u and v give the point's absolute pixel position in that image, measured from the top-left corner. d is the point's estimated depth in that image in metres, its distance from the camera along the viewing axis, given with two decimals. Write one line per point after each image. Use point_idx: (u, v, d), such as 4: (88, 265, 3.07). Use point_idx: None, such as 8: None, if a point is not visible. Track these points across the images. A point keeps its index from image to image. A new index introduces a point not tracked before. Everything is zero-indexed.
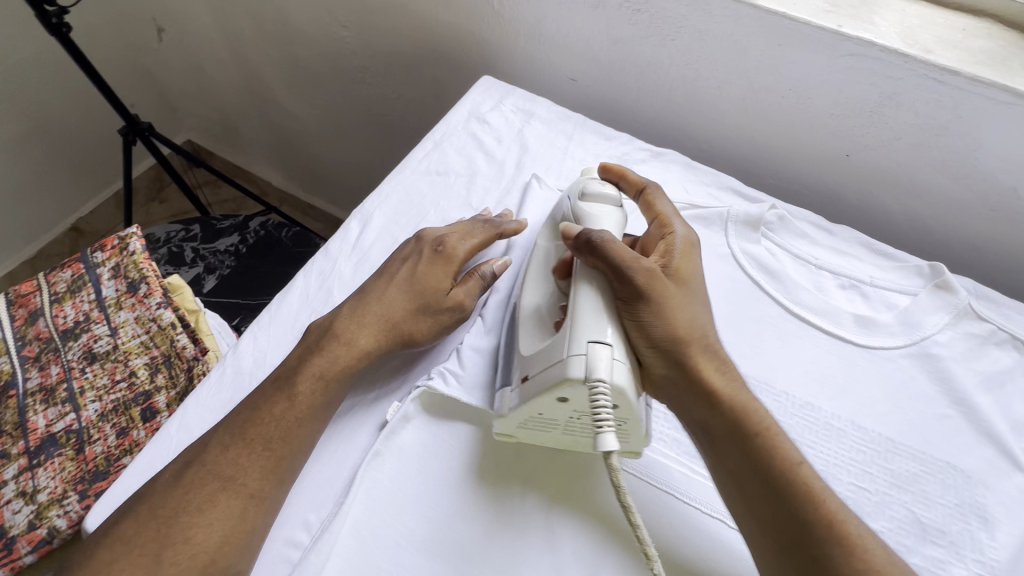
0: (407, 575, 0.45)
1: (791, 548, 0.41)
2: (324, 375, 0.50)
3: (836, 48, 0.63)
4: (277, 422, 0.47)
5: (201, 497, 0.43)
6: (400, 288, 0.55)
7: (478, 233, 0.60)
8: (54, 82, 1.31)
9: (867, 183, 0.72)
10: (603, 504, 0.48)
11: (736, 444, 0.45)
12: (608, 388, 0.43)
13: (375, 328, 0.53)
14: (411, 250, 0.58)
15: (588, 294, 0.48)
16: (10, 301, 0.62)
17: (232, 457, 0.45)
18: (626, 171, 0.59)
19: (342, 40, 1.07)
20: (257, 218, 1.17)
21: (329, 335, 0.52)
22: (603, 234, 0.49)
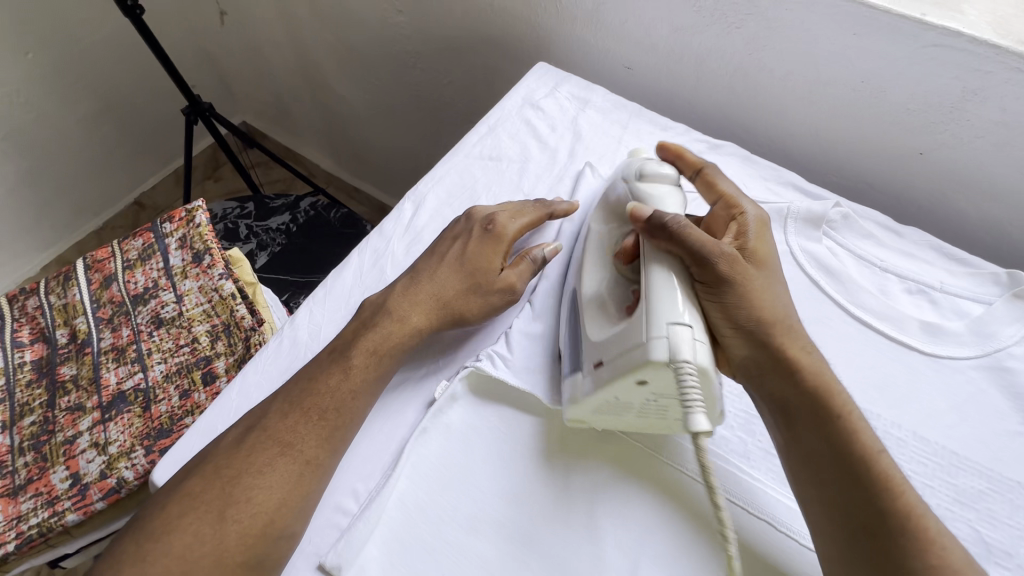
0: (451, 550, 0.46)
1: (860, 532, 0.42)
2: (378, 350, 0.51)
3: (918, 39, 0.59)
4: (333, 394, 0.49)
5: (262, 459, 0.45)
6: (452, 263, 0.57)
7: (529, 212, 0.60)
8: (125, 61, 1.38)
9: (941, 183, 0.68)
10: (676, 481, 0.49)
11: (817, 425, 0.46)
12: (693, 368, 0.43)
13: (428, 305, 0.55)
14: (462, 229, 0.59)
15: (664, 275, 0.47)
16: (87, 266, 0.66)
17: (291, 423, 0.47)
18: (682, 150, 0.60)
19: (397, 25, 1.08)
20: (308, 199, 1.21)
21: (384, 311, 0.54)
22: (678, 218, 0.48)
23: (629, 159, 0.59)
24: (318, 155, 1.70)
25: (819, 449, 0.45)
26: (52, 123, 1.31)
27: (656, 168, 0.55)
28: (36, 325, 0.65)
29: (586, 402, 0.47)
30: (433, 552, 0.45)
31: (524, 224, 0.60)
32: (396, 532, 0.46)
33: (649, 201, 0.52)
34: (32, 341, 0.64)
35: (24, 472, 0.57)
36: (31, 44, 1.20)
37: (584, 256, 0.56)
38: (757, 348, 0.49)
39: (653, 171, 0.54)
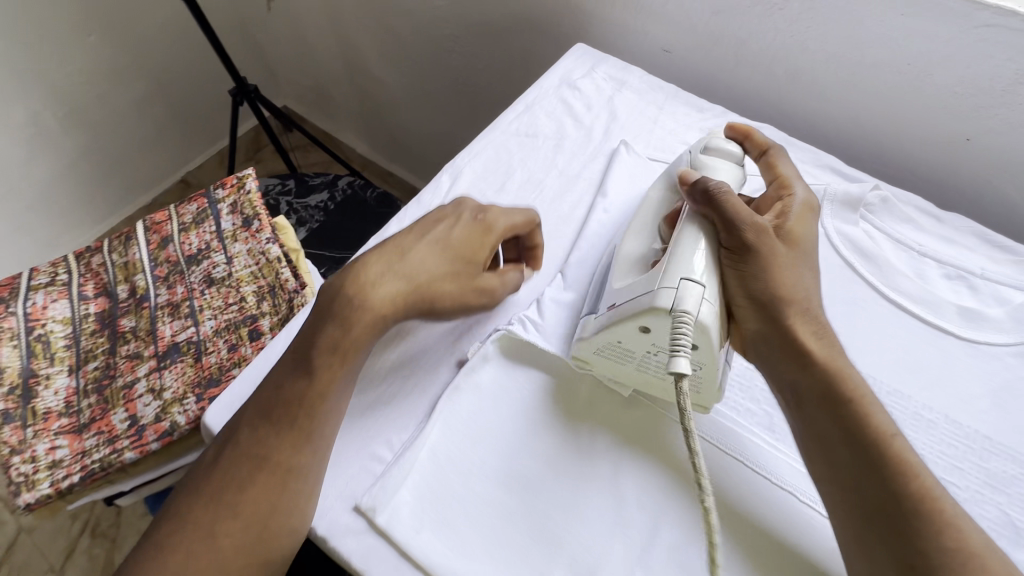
0: (478, 500, 0.48)
1: (874, 515, 0.42)
2: (341, 348, 0.48)
3: (970, 19, 0.58)
4: (299, 402, 0.47)
5: (238, 476, 0.46)
6: (431, 245, 0.52)
7: (519, 215, 0.56)
8: (177, 44, 1.45)
9: (988, 170, 0.67)
10: (669, 451, 0.50)
11: (828, 407, 0.45)
12: (691, 320, 0.44)
13: (393, 287, 0.50)
14: (448, 214, 0.55)
15: (693, 237, 0.50)
16: (147, 227, 0.71)
17: (262, 436, 0.47)
18: (752, 132, 0.59)
19: (438, 9, 1.11)
20: (346, 179, 1.25)
21: (349, 297, 0.49)
22: (720, 186, 0.51)
23: (697, 137, 0.60)
24: (355, 140, 1.75)
25: (828, 429, 0.45)
26: (109, 101, 1.39)
27: (721, 142, 0.56)
28: (98, 280, 0.70)
29: (597, 342, 0.50)
30: (462, 501, 0.48)
31: (514, 222, 0.55)
32: (428, 480, 0.49)
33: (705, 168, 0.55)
34: (96, 294, 0.69)
35: (88, 411, 0.62)
36: (94, 25, 1.26)
37: (632, 221, 0.58)
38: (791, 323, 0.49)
39: (722, 146, 0.56)
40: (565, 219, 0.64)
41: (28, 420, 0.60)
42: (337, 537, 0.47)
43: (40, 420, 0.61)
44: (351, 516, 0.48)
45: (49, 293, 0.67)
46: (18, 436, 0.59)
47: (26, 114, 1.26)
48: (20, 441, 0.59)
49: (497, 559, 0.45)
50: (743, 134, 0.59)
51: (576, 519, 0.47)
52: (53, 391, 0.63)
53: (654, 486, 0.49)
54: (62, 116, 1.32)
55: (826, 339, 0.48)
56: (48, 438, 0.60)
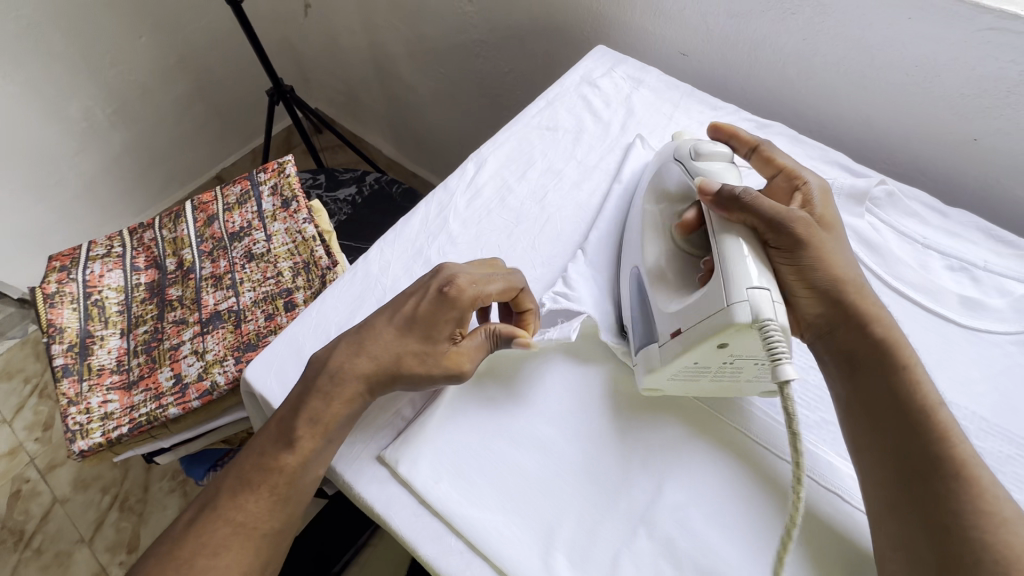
0: (492, 454, 0.52)
1: (905, 477, 0.43)
2: (320, 420, 0.49)
3: (973, 22, 0.60)
4: (282, 469, 0.48)
5: (215, 539, 0.46)
6: (399, 326, 0.52)
7: (491, 283, 0.53)
8: (220, 48, 1.54)
9: (995, 171, 0.69)
10: (726, 437, 0.52)
11: (882, 373, 0.48)
12: (778, 327, 0.44)
13: (364, 365, 0.51)
14: (419, 285, 0.54)
15: (734, 243, 0.49)
16: (194, 207, 0.77)
17: (242, 502, 0.47)
18: (737, 130, 0.62)
19: (466, 15, 1.16)
20: (373, 174, 1.31)
21: (325, 371, 0.51)
22: (746, 190, 0.50)
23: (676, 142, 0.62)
24: (382, 141, 1.82)
25: (880, 395, 0.47)
26: (155, 99, 1.48)
27: (710, 144, 0.58)
28: (149, 254, 0.76)
29: (664, 371, 0.50)
30: (478, 453, 0.52)
31: (483, 292, 0.52)
32: (445, 433, 0.53)
33: (709, 174, 0.55)
34: (146, 267, 0.75)
35: (137, 369, 0.67)
36: (145, 28, 1.36)
37: (644, 224, 0.58)
38: (829, 307, 0.50)
39: (708, 148, 0.57)
40: (582, 205, 0.68)
41: (84, 375, 0.67)
42: (363, 484, 0.51)
43: (94, 376, 0.67)
44: (376, 466, 0.52)
45: (105, 264, 0.74)
46: (75, 388, 0.65)
47: (79, 109, 1.35)
48: (77, 393, 0.65)
49: (508, 511, 0.49)
50: (730, 135, 0.62)
51: (584, 480, 0.50)
52: (107, 350, 0.69)
53: (656, 455, 0.51)
54: (111, 112, 1.42)
55: (857, 320, 0.50)
56: (101, 392, 0.66)
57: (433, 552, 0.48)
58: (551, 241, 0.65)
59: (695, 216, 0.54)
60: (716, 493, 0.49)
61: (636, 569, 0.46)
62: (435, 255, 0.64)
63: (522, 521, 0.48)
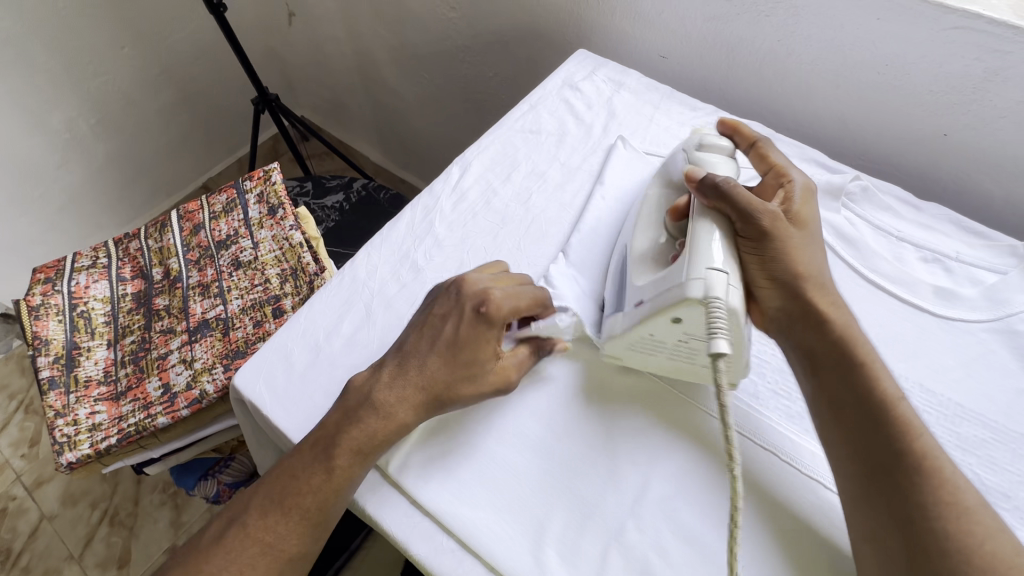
0: (479, 451, 0.52)
1: (876, 473, 0.44)
2: (362, 449, 0.48)
3: (938, 21, 0.63)
4: (315, 493, 0.47)
5: (243, 559, 0.46)
6: (444, 350, 0.51)
7: (524, 296, 0.53)
8: (205, 57, 1.54)
9: (966, 165, 0.71)
10: (700, 430, 0.53)
11: (844, 374, 0.48)
12: (724, 307, 0.47)
13: (413, 394, 0.50)
14: (451, 306, 0.53)
15: (708, 227, 0.51)
16: (180, 216, 0.77)
17: (271, 524, 0.47)
18: (740, 125, 0.63)
19: (450, 21, 1.17)
20: (361, 181, 1.31)
21: (369, 403, 0.49)
22: (728, 181, 0.52)
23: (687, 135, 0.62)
24: (369, 148, 1.82)
25: (843, 395, 0.48)
26: (139, 109, 1.47)
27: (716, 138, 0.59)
28: (135, 264, 0.76)
29: (622, 334, 0.52)
30: (466, 451, 0.52)
31: (520, 308, 0.53)
32: (436, 433, 0.53)
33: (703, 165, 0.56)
34: (133, 277, 0.75)
35: (125, 379, 0.67)
36: (128, 38, 1.36)
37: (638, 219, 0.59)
38: (789, 300, 0.52)
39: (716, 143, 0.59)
40: (566, 207, 0.69)
41: (71, 387, 0.66)
42: None
43: (81, 387, 0.66)
44: (366, 468, 0.52)
45: (90, 275, 0.74)
46: (62, 401, 0.65)
47: (62, 121, 1.35)
48: (64, 406, 0.65)
49: (498, 509, 0.49)
50: (733, 130, 0.63)
51: (570, 476, 0.51)
52: (94, 361, 0.69)
53: (644, 451, 0.52)
54: (94, 123, 1.41)
55: (817, 317, 0.51)
56: (88, 404, 0.66)
57: (424, 551, 0.48)
58: (536, 242, 0.66)
59: (685, 204, 0.56)
60: (700, 486, 0.50)
61: (625, 561, 0.47)
62: (421, 259, 0.65)
63: (512, 519, 0.49)
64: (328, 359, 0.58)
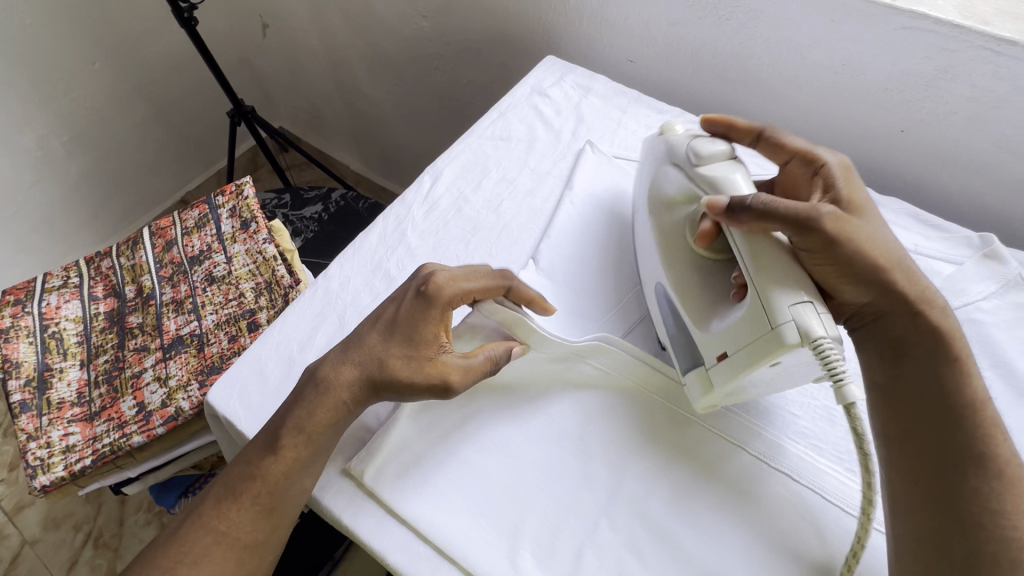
0: (454, 458, 0.53)
1: (951, 469, 0.43)
2: (305, 430, 0.50)
3: (889, 22, 0.65)
4: (265, 481, 0.49)
5: (197, 548, 0.47)
6: (383, 330, 0.53)
7: (480, 280, 0.55)
8: (177, 70, 1.53)
9: (923, 159, 0.73)
10: (682, 427, 0.54)
11: (931, 365, 0.46)
12: (832, 341, 0.42)
13: (354, 371, 0.52)
14: (402, 289, 0.56)
15: (773, 261, 0.46)
16: (152, 233, 0.77)
17: (223, 514, 0.48)
18: (735, 123, 0.61)
19: (422, 30, 1.18)
20: (339, 191, 1.31)
21: (313, 382, 0.51)
22: (764, 200, 0.48)
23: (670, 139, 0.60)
24: (348, 157, 1.82)
25: (925, 388, 0.46)
26: (111, 126, 1.46)
27: (708, 144, 0.56)
28: (108, 283, 0.75)
29: (721, 392, 0.48)
30: (442, 458, 0.53)
31: (467, 288, 0.54)
32: (413, 442, 0.54)
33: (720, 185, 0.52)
34: (105, 295, 0.75)
35: (99, 400, 0.67)
36: (98, 54, 1.34)
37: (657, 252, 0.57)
38: (878, 296, 0.48)
39: (708, 150, 0.55)
40: (536, 212, 0.70)
41: (43, 409, 0.66)
42: (330, 498, 0.52)
43: (54, 409, 0.66)
44: (342, 479, 0.53)
45: (62, 295, 0.73)
46: (34, 423, 0.65)
47: (33, 139, 1.33)
48: (36, 428, 0.64)
49: (473, 514, 0.50)
50: (731, 125, 0.61)
51: (542, 476, 0.52)
52: (67, 382, 0.68)
53: (615, 452, 0.53)
54: (66, 140, 1.39)
55: (910, 308, 0.47)
56: (62, 425, 0.65)
57: (401, 559, 0.49)
58: (507, 248, 0.67)
59: (713, 228, 0.51)
60: (670, 485, 0.51)
61: (597, 559, 0.48)
62: (393, 268, 0.65)
63: (487, 523, 0.49)
64: (301, 371, 0.58)
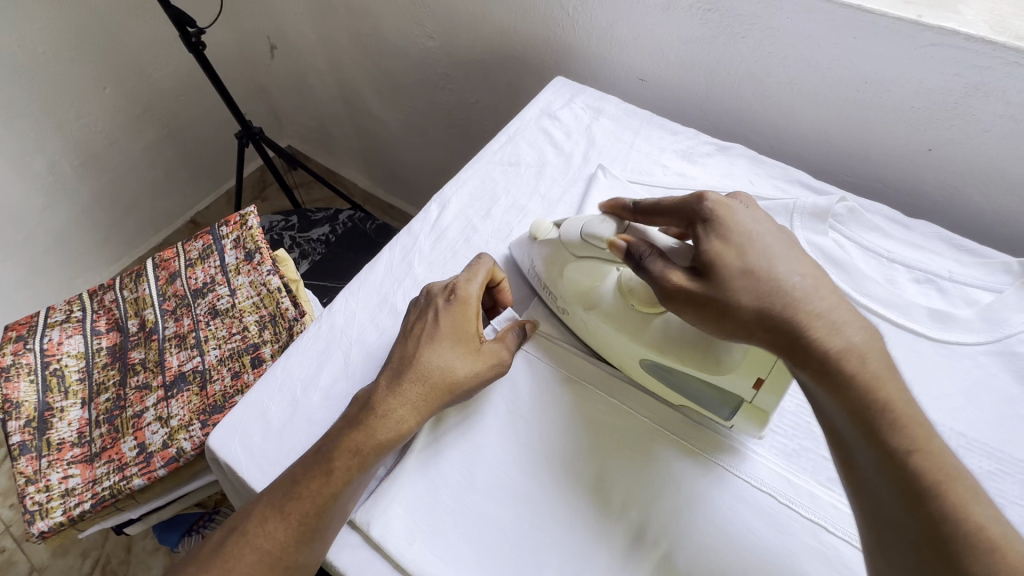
0: (466, 509, 0.50)
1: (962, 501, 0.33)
2: (361, 450, 0.47)
3: (915, 39, 0.61)
4: (313, 497, 0.46)
5: (241, 567, 0.44)
6: (425, 341, 0.52)
7: (480, 274, 0.58)
8: (186, 93, 1.53)
9: (952, 179, 0.70)
10: (711, 473, 0.50)
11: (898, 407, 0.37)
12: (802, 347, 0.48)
13: (414, 396, 0.50)
14: (424, 306, 0.55)
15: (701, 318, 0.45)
16: (155, 264, 0.76)
17: (269, 531, 0.45)
18: (618, 202, 0.56)
19: (428, 50, 1.17)
20: (346, 212, 1.29)
21: (370, 406, 0.49)
22: (657, 263, 0.47)
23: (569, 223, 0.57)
24: (356, 174, 1.81)
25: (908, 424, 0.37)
26: (121, 148, 1.46)
27: (595, 225, 0.53)
28: (111, 316, 0.74)
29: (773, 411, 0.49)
30: (451, 510, 0.50)
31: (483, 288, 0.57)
32: (426, 493, 0.51)
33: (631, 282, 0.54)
34: (108, 330, 0.73)
35: (99, 441, 0.65)
36: (109, 78, 1.35)
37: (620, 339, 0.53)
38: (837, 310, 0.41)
39: (603, 228, 0.53)
40: None
41: (43, 451, 0.64)
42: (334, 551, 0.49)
43: (54, 451, 0.64)
44: (347, 531, 0.50)
45: (64, 330, 0.72)
46: (33, 466, 0.63)
47: (46, 163, 1.33)
48: (35, 471, 0.63)
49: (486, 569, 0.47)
50: (617, 201, 0.56)
51: (565, 528, 0.48)
52: (67, 422, 0.67)
53: (640, 499, 0.49)
54: (78, 165, 1.39)
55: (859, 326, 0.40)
56: (61, 468, 0.63)
57: None
58: (518, 279, 0.65)
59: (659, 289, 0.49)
60: (696, 539, 0.47)
61: None
62: (400, 302, 0.63)
63: None
64: (305, 413, 0.55)
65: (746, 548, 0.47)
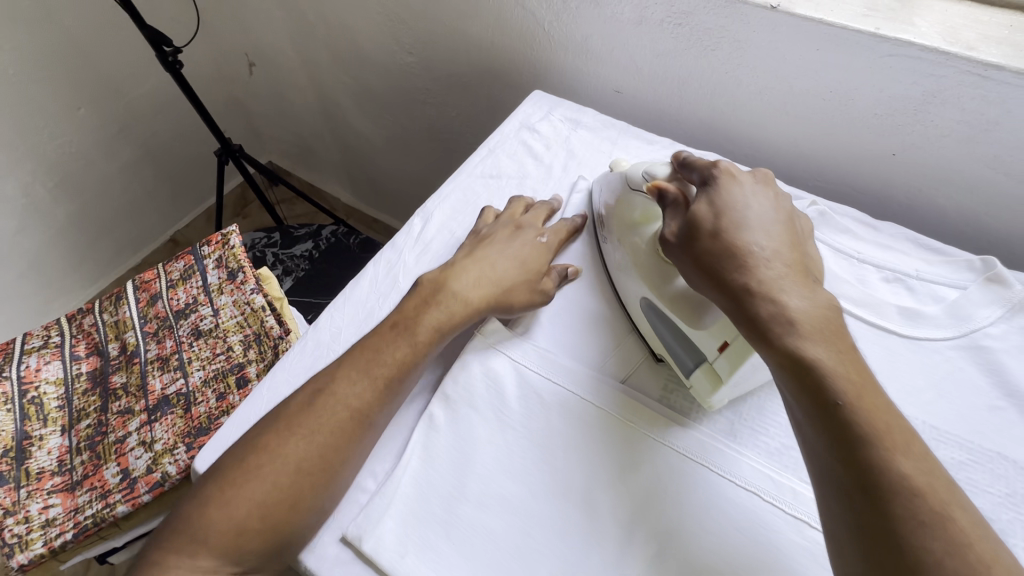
0: (456, 521, 0.50)
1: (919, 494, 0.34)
2: (440, 329, 0.57)
3: (875, 50, 0.64)
4: (398, 365, 0.54)
5: (330, 421, 0.51)
6: (512, 260, 0.63)
7: (565, 227, 0.68)
8: (163, 111, 1.52)
9: (916, 181, 0.72)
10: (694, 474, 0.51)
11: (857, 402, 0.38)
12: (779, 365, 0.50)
13: (484, 290, 0.60)
14: (513, 233, 0.66)
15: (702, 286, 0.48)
16: (136, 285, 0.75)
17: (356, 391, 0.52)
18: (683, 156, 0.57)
19: (408, 64, 1.18)
20: (329, 227, 1.29)
21: (445, 292, 0.59)
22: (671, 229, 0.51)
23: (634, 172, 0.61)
24: (338, 190, 1.81)
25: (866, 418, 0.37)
26: (96, 169, 1.44)
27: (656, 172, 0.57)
28: (90, 340, 0.73)
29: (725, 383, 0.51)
30: (441, 521, 0.50)
31: (562, 237, 0.67)
32: (417, 505, 0.51)
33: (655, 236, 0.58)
34: (87, 354, 0.72)
35: (81, 468, 0.64)
36: (83, 99, 1.33)
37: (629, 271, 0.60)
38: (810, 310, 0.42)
39: (662, 172, 0.58)
40: None
41: (21, 481, 0.63)
42: (326, 569, 0.49)
43: (33, 480, 0.63)
44: (339, 548, 0.50)
45: (42, 356, 0.70)
46: (11, 497, 0.61)
47: (18, 187, 1.30)
48: (13, 502, 0.61)
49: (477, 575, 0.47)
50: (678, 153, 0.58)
51: (554, 533, 0.49)
52: (47, 451, 0.66)
53: (626, 503, 0.50)
54: (52, 187, 1.37)
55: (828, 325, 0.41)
56: (41, 498, 0.62)
57: None
58: None
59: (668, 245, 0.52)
60: (683, 538, 0.48)
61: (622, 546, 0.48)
62: (386, 316, 0.63)
63: None
64: None
65: (729, 547, 0.47)
